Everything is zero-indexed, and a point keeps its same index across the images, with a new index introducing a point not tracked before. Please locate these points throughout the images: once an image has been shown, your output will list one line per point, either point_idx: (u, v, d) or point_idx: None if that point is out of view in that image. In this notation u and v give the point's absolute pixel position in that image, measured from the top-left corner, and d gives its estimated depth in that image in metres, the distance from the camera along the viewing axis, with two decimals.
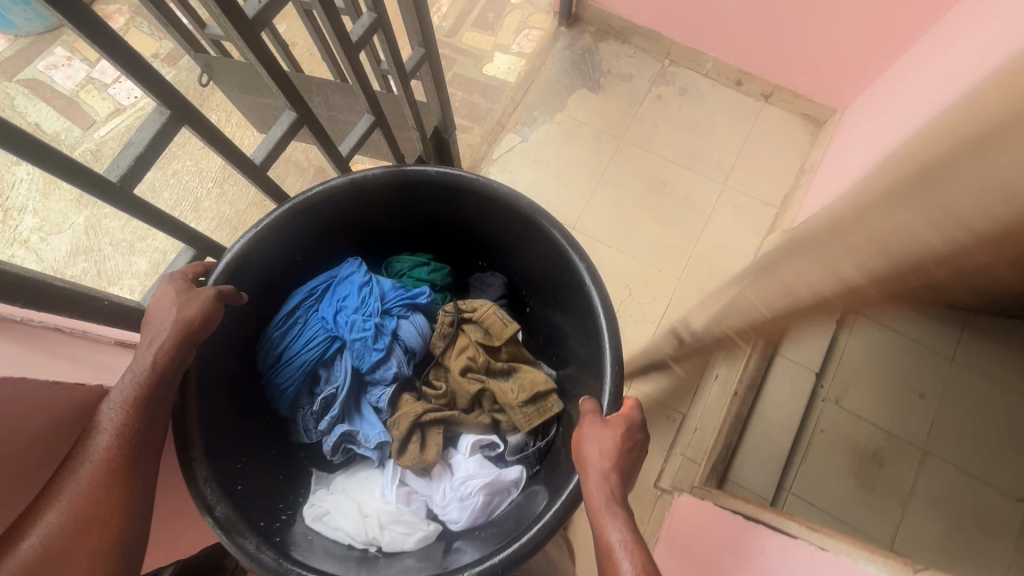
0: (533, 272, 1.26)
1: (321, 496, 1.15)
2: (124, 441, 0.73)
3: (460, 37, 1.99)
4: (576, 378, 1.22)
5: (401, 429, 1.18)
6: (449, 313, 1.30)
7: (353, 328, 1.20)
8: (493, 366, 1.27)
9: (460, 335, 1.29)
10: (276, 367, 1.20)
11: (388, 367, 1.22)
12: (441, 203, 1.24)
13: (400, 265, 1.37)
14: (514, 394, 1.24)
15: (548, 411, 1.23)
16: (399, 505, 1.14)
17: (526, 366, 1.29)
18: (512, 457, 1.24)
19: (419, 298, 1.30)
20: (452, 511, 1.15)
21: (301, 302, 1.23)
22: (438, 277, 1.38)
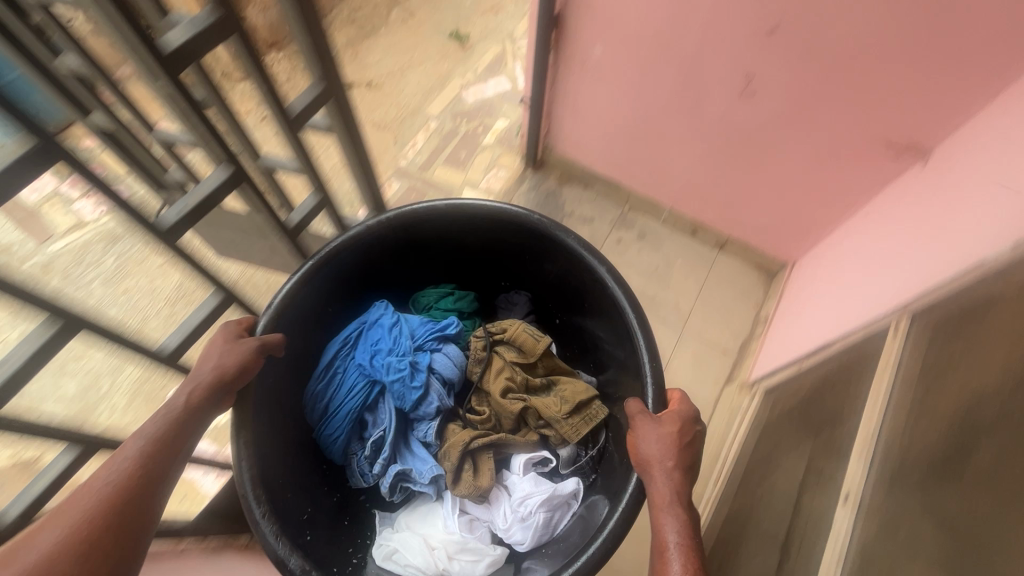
0: (555, 273, 1.42)
1: (389, 535, 1.27)
2: (147, 476, 0.69)
3: (433, 171, 1.95)
4: (617, 382, 1.36)
5: (454, 458, 1.29)
6: (481, 339, 1.44)
7: (390, 367, 1.33)
8: (533, 383, 1.40)
9: (496, 359, 1.42)
10: (323, 418, 1.34)
11: (431, 401, 1.34)
12: (450, 233, 1.41)
13: (426, 298, 1.55)
14: (557, 406, 1.35)
15: (593, 417, 1.35)
16: (462, 532, 1.24)
17: (568, 380, 1.41)
18: (567, 468, 1.36)
19: (449, 329, 1.44)
20: (515, 530, 1.25)
21: (338, 352, 1.38)
22: (466, 307, 1.55)
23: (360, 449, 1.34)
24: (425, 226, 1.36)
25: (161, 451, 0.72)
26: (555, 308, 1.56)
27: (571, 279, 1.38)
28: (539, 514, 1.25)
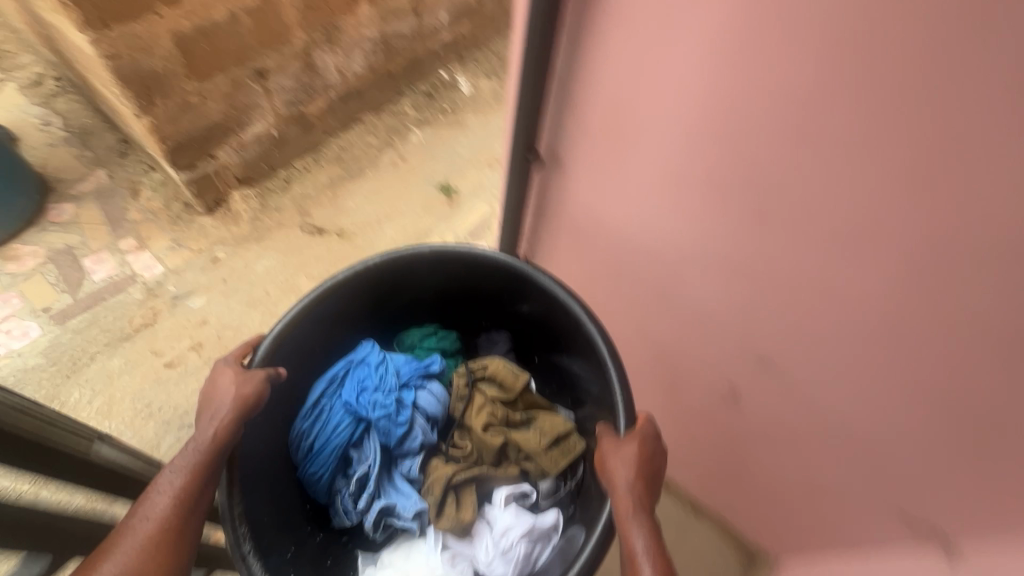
0: (530, 313, 0.96)
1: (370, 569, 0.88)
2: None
3: (273, 235, 1.17)
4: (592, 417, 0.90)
5: (437, 491, 0.90)
6: (463, 376, 0.99)
7: (374, 404, 0.92)
8: (513, 417, 0.96)
9: (476, 396, 0.98)
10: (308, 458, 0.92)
11: (415, 438, 0.93)
12: (428, 278, 0.96)
13: (408, 337, 1.05)
14: (535, 439, 0.93)
15: (572, 450, 0.92)
16: (444, 563, 0.86)
17: (547, 412, 0.98)
18: (547, 503, 0.94)
19: (434, 367, 0.99)
20: (494, 563, 0.84)
21: (325, 392, 0.93)
22: (453, 347, 1.06)
23: (345, 485, 0.92)
24: (311, 260, 1.15)
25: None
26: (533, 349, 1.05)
27: (539, 319, 0.95)
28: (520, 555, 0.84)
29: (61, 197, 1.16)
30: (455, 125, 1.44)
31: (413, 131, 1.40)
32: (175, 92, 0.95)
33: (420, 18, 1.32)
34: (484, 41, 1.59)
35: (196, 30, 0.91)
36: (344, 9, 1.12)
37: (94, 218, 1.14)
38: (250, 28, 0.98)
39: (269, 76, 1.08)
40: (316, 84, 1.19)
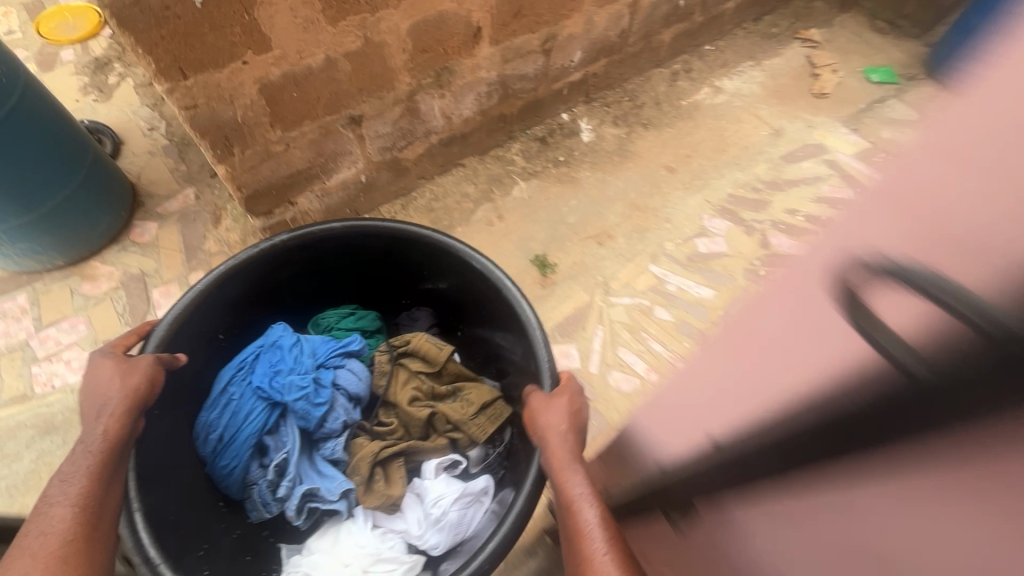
0: (450, 288, 1.02)
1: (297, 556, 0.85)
2: (95, 493, 0.57)
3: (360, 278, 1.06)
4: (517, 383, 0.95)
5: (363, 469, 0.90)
6: (385, 353, 1.01)
7: (288, 386, 0.89)
8: (439, 390, 0.99)
9: (400, 371, 1.00)
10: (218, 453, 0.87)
11: (339, 416, 0.92)
12: (348, 252, 0.98)
13: (324, 320, 1.06)
14: (461, 408, 0.96)
15: (499, 415, 0.96)
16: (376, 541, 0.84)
17: (472, 383, 1.02)
18: (478, 470, 0.96)
19: (353, 345, 0.99)
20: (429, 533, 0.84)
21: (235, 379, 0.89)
22: (371, 327, 1.07)
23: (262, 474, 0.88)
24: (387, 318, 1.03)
25: (110, 451, 0.61)
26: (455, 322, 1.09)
27: (458, 292, 1.00)
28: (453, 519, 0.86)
29: (147, 215, 1.11)
30: (566, 181, 1.23)
31: (517, 184, 1.21)
32: (257, 141, 0.83)
33: (548, 57, 1.11)
34: (619, 81, 1.35)
35: (287, 76, 0.78)
36: (462, 49, 0.95)
37: (172, 243, 1.09)
38: (349, 73, 0.84)
39: (364, 122, 0.94)
40: (416, 130, 1.03)
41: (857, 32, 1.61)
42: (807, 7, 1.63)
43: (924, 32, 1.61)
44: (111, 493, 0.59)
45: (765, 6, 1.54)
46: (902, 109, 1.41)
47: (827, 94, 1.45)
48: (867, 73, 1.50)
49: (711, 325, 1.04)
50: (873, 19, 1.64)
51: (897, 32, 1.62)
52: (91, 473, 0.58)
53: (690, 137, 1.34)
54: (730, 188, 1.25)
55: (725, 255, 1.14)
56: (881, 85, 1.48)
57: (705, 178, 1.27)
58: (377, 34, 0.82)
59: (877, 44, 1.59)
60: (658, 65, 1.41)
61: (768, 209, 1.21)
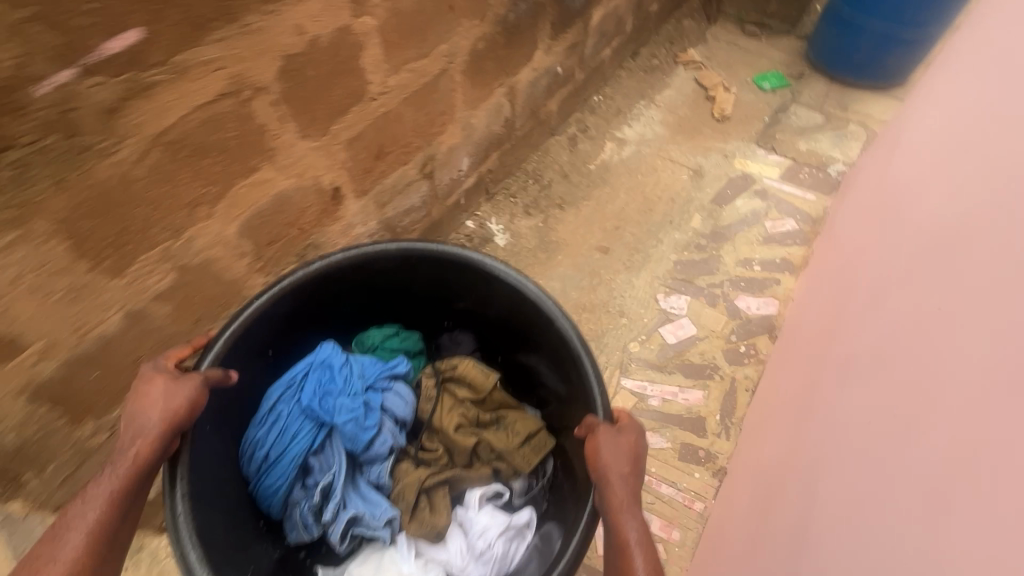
0: (491, 309, 0.89)
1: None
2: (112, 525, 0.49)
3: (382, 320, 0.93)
4: (563, 417, 0.85)
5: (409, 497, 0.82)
6: (431, 375, 0.92)
7: (336, 408, 0.81)
8: (485, 417, 0.90)
9: (446, 396, 0.91)
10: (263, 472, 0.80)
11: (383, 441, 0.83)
12: (386, 279, 0.86)
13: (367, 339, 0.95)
14: (507, 438, 0.87)
15: (544, 446, 0.87)
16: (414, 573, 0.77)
17: (518, 411, 0.91)
18: (521, 501, 0.88)
19: (399, 367, 0.90)
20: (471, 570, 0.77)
21: (281, 397, 0.82)
22: (416, 346, 0.96)
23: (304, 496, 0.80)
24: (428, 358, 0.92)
25: (135, 481, 0.51)
26: (500, 347, 0.96)
27: (501, 317, 0.89)
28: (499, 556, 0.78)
29: None
30: None
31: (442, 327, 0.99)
32: (60, 450, 0.58)
33: (433, 178, 0.92)
34: (517, 165, 1.19)
35: (72, 364, 0.53)
36: (324, 218, 0.73)
37: None
38: (170, 315, 0.60)
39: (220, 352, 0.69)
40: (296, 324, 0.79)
41: (732, 41, 1.55)
42: (678, 28, 1.54)
43: (793, 27, 1.59)
44: (125, 527, 0.50)
45: (639, 40, 1.44)
46: (806, 113, 1.35)
47: (729, 117, 1.36)
48: (757, 82, 1.44)
49: (714, 440, 0.88)
50: (742, 24, 1.60)
51: (768, 35, 1.58)
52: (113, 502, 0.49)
53: (611, 205, 1.19)
54: (674, 254, 1.11)
55: (697, 339, 0.98)
56: (775, 92, 1.42)
57: (644, 250, 1.12)
58: (195, 256, 0.58)
59: (756, 50, 1.54)
60: (553, 133, 1.26)
61: (721, 267, 1.08)
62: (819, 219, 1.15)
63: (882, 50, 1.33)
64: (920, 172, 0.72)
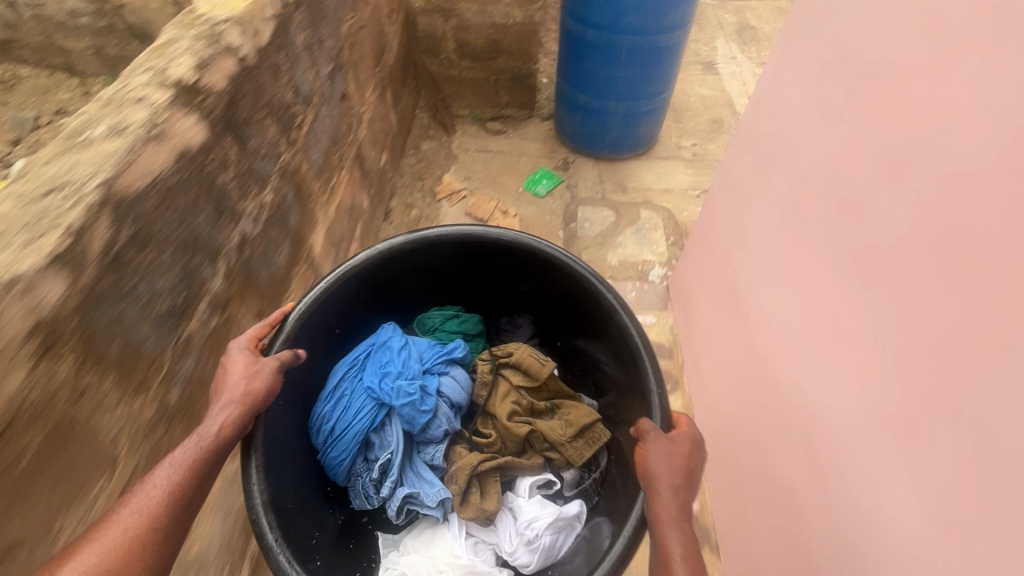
0: (534, 290, 1.22)
1: (394, 556, 1.05)
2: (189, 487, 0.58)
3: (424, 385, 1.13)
4: (619, 406, 1.13)
5: (461, 481, 1.08)
6: (488, 362, 1.24)
7: (398, 390, 1.08)
8: (538, 406, 1.21)
9: (502, 383, 1.22)
10: (329, 444, 1.08)
11: (439, 426, 1.11)
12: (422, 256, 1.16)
13: (431, 320, 1.31)
14: (560, 429, 1.16)
15: (596, 439, 1.16)
16: (469, 554, 1.03)
17: (572, 402, 1.23)
18: (573, 492, 1.17)
19: (455, 352, 1.21)
20: (521, 555, 1.04)
21: (348, 376, 1.12)
22: (472, 331, 1.31)
23: (367, 469, 1.09)
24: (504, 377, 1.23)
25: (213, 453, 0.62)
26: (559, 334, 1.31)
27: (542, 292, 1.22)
28: (544, 545, 1.04)
29: None
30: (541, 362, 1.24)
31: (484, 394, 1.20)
32: None
33: None
34: None
35: None
36: None
37: None
38: None
39: None
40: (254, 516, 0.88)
41: (482, 146, 1.37)
42: (419, 158, 1.31)
43: (533, 109, 1.44)
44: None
45: (384, 198, 1.17)
46: (595, 214, 1.22)
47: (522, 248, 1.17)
48: (531, 188, 1.27)
49: None
50: (481, 123, 1.42)
51: (513, 126, 1.43)
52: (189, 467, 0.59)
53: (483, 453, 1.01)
54: None
55: None
56: (552, 195, 1.26)
57: None
58: None
59: (510, 149, 1.37)
60: None
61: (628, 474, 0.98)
62: (673, 346, 1.09)
63: (631, 125, 1.22)
64: (829, 386, 0.66)
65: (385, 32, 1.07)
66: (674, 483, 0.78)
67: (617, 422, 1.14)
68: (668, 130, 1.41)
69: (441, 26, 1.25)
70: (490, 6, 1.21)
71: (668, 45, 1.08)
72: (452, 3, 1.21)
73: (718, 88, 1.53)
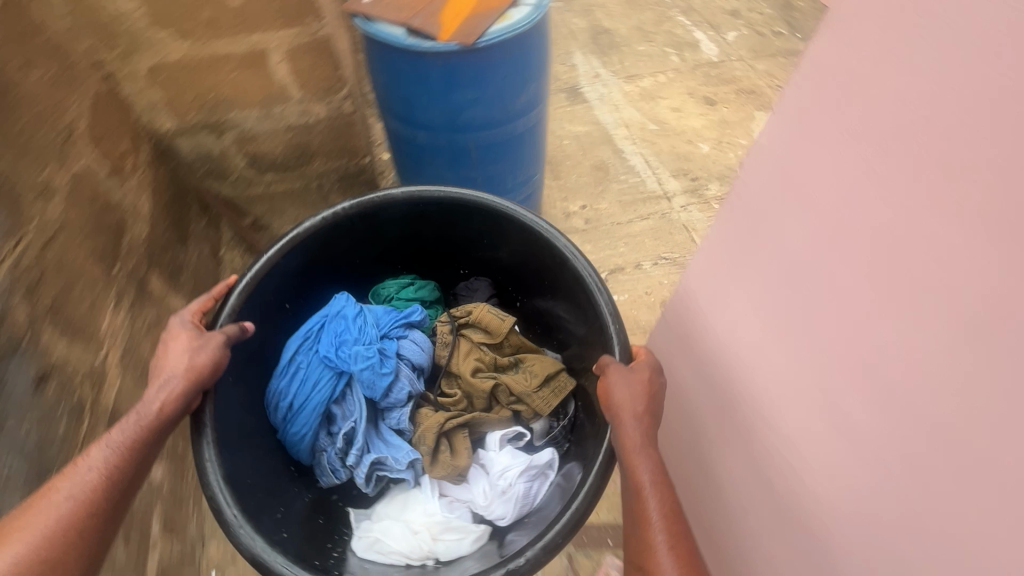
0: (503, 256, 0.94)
1: (367, 524, 0.79)
2: (132, 466, 0.50)
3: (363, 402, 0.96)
4: (585, 356, 0.83)
5: (429, 440, 0.82)
6: (444, 323, 0.93)
7: (356, 356, 0.82)
8: (501, 361, 0.91)
9: (462, 343, 0.92)
10: (287, 420, 0.82)
11: (404, 389, 0.83)
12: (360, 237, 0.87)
13: (383, 289, 0.96)
14: (525, 382, 0.87)
15: (564, 387, 0.87)
16: (444, 510, 0.79)
17: (537, 355, 0.92)
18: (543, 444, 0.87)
19: (415, 316, 0.91)
20: (495, 507, 0.78)
21: (299, 347, 0.84)
22: (432, 297, 0.97)
23: (329, 443, 0.82)
24: None
25: (158, 434, 0.53)
26: (517, 293, 0.96)
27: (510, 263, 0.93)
28: (522, 494, 0.78)
29: None
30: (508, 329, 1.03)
31: None
32: None
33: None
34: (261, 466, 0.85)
35: None
36: None
37: None
38: None
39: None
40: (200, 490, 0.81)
41: None
42: None
43: None
44: None
45: None
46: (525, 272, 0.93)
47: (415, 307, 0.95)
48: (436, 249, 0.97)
49: None
50: None
51: None
52: (127, 451, 0.50)
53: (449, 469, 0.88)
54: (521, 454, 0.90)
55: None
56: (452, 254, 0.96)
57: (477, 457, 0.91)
58: None
59: None
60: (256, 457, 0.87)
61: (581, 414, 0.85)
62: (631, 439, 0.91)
63: None
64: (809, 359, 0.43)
65: (115, 202, 0.70)
66: (640, 407, 0.61)
67: (585, 372, 0.84)
68: (549, 194, 1.16)
69: (215, 143, 0.88)
70: (274, 109, 0.86)
71: (526, 130, 0.81)
72: (218, 113, 0.84)
73: (591, 121, 1.29)
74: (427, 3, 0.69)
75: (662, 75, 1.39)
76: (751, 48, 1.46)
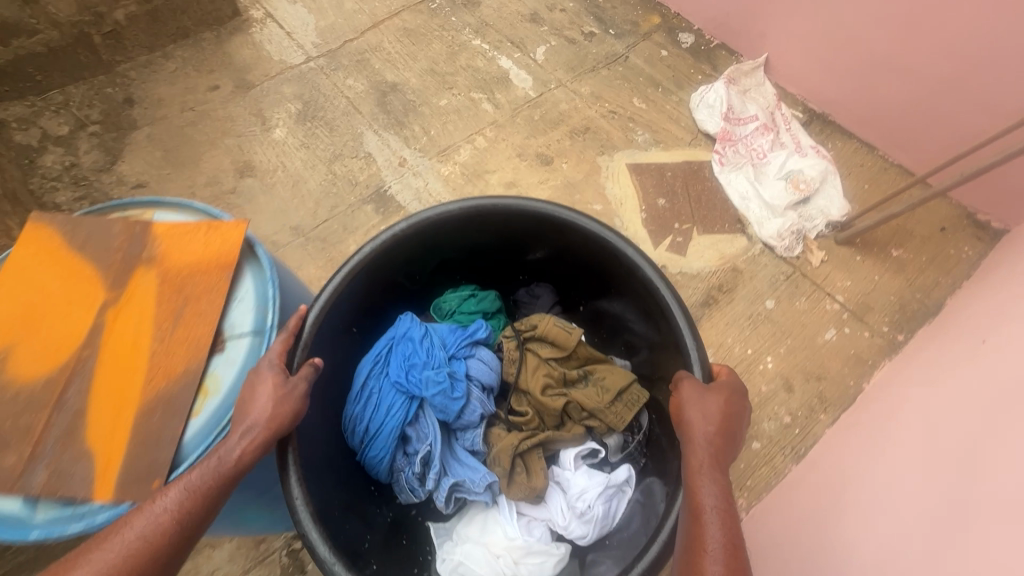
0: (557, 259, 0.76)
1: (447, 547, 0.66)
2: (195, 521, 0.41)
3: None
4: (655, 364, 0.69)
5: (503, 461, 0.65)
6: (511, 337, 0.74)
7: (427, 382, 0.64)
8: (573, 375, 0.72)
9: (529, 357, 0.72)
10: (362, 445, 0.65)
11: (478, 411, 0.66)
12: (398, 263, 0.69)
13: (440, 307, 0.76)
14: (603, 400, 0.69)
15: (641, 400, 0.69)
16: (524, 533, 0.64)
17: (608, 364, 0.74)
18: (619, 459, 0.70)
19: (480, 331, 0.72)
20: (574, 529, 0.64)
21: (369, 374, 0.67)
22: (496, 307, 0.78)
23: (406, 466, 0.66)
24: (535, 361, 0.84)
25: (224, 492, 0.42)
26: (582, 297, 0.79)
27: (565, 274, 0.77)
28: (602, 515, 0.65)
29: None
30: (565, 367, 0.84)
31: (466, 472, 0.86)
32: None
33: None
34: None
35: None
36: None
37: None
38: None
39: None
40: None
41: None
42: None
43: None
44: None
45: None
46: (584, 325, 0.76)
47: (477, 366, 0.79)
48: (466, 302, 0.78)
49: None
50: None
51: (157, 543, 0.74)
52: (196, 498, 0.41)
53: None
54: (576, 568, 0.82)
55: None
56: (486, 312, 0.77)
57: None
58: None
59: None
60: None
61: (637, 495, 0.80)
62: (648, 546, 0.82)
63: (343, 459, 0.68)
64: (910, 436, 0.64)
65: None
66: (712, 430, 0.53)
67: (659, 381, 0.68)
68: None
69: None
70: None
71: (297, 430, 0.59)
72: None
73: None
74: (57, 406, 0.46)
75: (481, 137, 1.12)
76: (568, 65, 1.22)
